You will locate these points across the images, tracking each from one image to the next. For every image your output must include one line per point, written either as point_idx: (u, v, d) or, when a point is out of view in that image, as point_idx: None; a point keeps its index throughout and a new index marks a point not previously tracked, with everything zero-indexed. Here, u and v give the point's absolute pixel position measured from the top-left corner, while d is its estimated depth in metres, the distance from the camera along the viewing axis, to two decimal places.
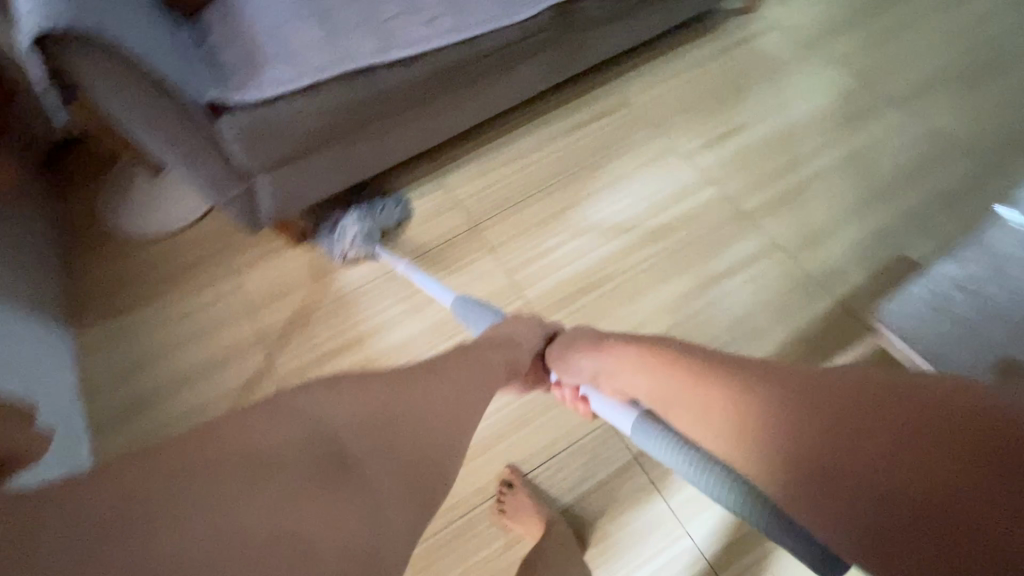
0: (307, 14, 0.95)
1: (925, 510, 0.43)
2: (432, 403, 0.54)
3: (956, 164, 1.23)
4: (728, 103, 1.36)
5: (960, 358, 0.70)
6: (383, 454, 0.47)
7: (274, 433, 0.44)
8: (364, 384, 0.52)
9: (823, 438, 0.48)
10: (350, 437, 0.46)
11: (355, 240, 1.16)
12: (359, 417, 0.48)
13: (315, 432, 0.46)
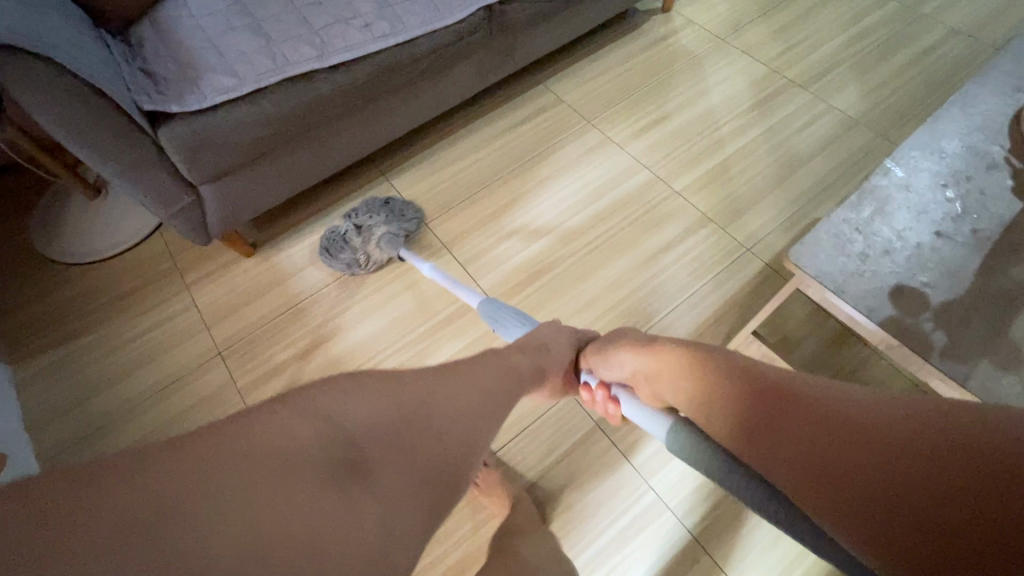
0: (243, 24, 0.98)
1: (933, 514, 0.40)
2: (452, 401, 0.55)
3: (865, 139, 1.36)
4: (655, 93, 1.48)
5: (867, 287, 0.72)
6: (404, 456, 0.46)
7: (294, 434, 0.42)
8: (393, 382, 0.52)
9: (816, 445, 0.46)
10: (369, 440, 0.45)
11: (380, 247, 1.16)
12: (383, 418, 0.47)
13: (331, 438, 0.43)
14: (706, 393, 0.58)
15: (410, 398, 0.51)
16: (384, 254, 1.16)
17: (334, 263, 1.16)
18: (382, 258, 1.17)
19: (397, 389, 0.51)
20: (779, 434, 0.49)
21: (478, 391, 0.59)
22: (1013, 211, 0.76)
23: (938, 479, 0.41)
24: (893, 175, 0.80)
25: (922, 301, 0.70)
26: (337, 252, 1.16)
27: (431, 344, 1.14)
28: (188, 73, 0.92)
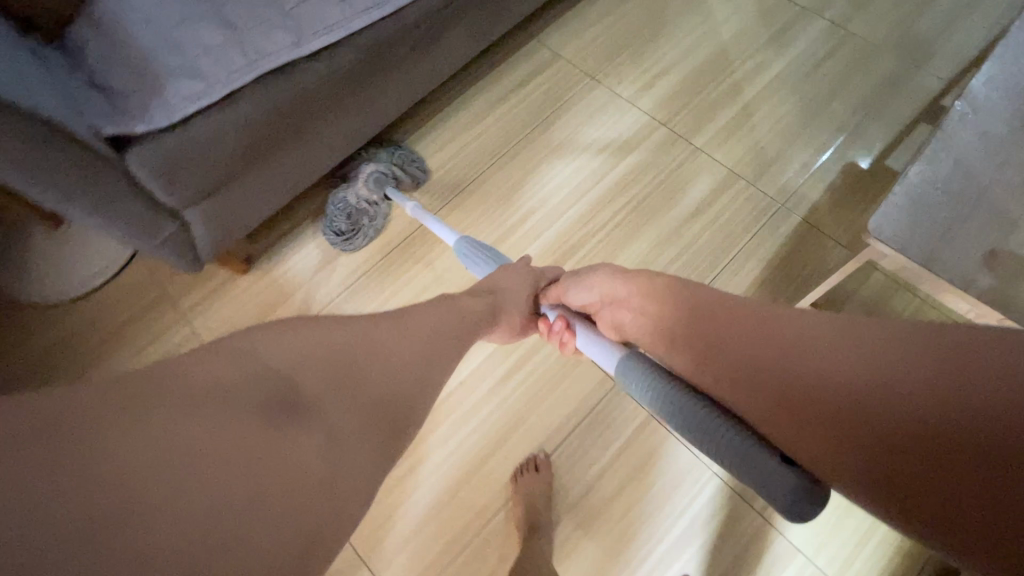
0: (201, 12, 0.82)
1: (893, 430, 0.45)
2: (405, 343, 0.59)
3: (886, 67, 1.27)
4: (655, 35, 1.34)
5: (958, 255, 0.65)
6: (338, 386, 0.48)
7: (231, 371, 0.45)
8: (325, 325, 0.54)
9: (788, 393, 0.51)
10: (301, 376, 0.46)
11: (367, 186, 1.10)
12: (310, 355, 0.49)
13: (260, 372, 0.45)
14: (661, 319, 0.70)
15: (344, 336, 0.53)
16: (370, 191, 1.10)
17: (331, 224, 1.10)
18: (374, 200, 1.11)
19: (329, 331, 0.53)
20: (752, 386, 0.54)
21: (426, 333, 0.64)
22: None
23: (901, 399, 0.46)
24: (970, 120, 0.71)
25: (1019, 265, 0.64)
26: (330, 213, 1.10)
27: None
28: (148, 81, 0.77)
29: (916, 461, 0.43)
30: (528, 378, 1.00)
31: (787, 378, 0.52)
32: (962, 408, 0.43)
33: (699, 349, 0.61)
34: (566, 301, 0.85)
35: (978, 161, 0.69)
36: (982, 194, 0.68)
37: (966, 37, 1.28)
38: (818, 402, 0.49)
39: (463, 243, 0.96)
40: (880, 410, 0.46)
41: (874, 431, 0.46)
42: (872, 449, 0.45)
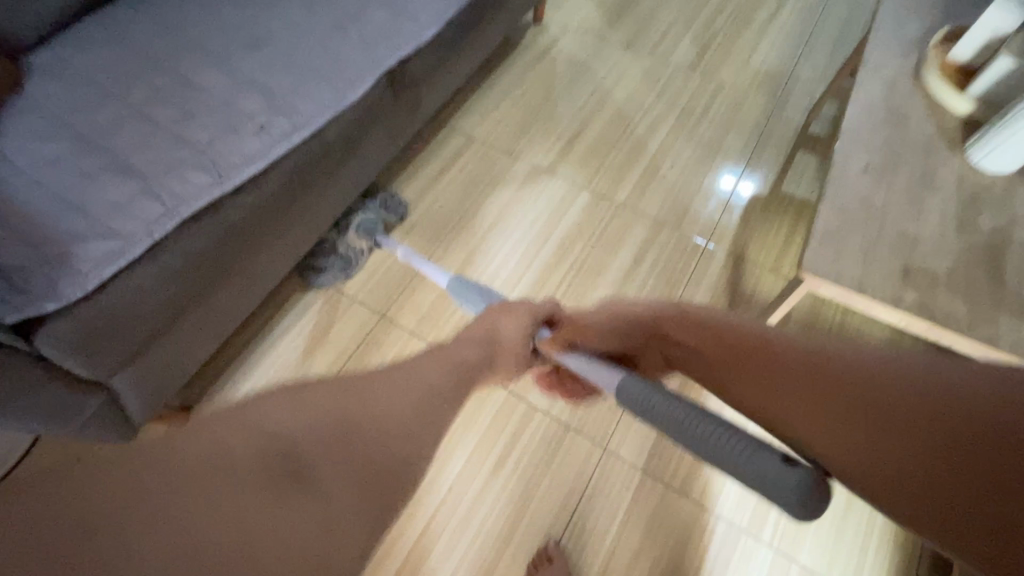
0: (101, 166, 0.76)
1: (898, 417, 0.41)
2: (409, 385, 0.46)
3: (759, 107, 1.45)
4: (558, 107, 1.44)
5: (880, 277, 0.73)
6: (347, 460, 0.37)
7: (240, 435, 0.37)
8: (336, 385, 0.43)
9: (780, 372, 0.44)
10: (308, 448, 0.37)
11: (357, 235, 1.16)
12: (321, 428, 0.38)
13: (264, 442, 0.37)
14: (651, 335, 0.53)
15: (351, 401, 0.41)
16: (361, 240, 1.15)
17: (320, 271, 1.13)
18: (362, 247, 1.16)
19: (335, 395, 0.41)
20: (763, 384, 0.44)
21: (439, 373, 0.49)
22: (955, 166, 0.83)
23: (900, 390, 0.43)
24: (851, 158, 0.84)
25: (930, 276, 0.73)
26: (325, 265, 1.13)
27: (444, 449, 0.99)
28: (51, 252, 0.69)
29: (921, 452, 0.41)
30: (520, 464, 0.98)
31: (773, 357, 0.45)
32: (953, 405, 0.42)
33: (703, 350, 0.49)
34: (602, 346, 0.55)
35: (868, 193, 0.80)
36: (882, 220, 0.78)
37: (810, 73, 1.51)
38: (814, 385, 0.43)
39: (454, 283, 0.89)
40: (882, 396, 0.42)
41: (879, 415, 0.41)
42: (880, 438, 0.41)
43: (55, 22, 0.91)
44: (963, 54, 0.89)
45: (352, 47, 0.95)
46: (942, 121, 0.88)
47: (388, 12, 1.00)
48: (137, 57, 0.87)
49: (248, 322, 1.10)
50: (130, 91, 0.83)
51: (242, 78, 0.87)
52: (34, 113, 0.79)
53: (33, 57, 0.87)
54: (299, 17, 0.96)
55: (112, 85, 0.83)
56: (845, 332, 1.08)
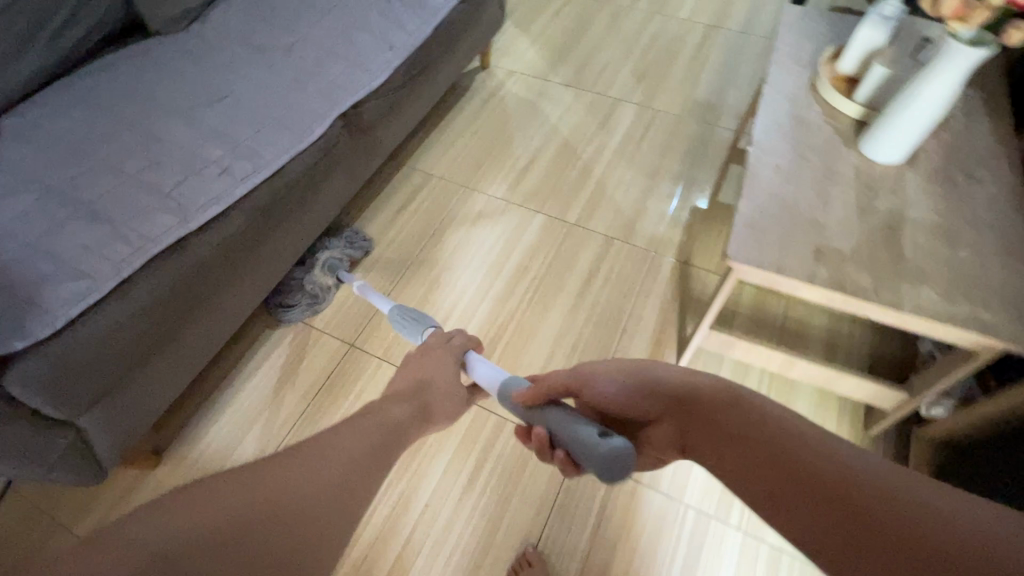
0: (71, 214, 0.81)
1: (834, 486, 0.40)
2: (312, 475, 0.48)
3: (692, 129, 1.58)
4: (509, 142, 1.55)
5: (795, 258, 0.82)
6: (250, 559, 0.39)
7: (120, 551, 0.37)
8: (231, 483, 0.44)
9: (728, 424, 0.49)
10: (189, 565, 0.37)
11: (323, 272, 1.19)
12: (207, 540, 0.39)
13: (145, 561, 0.37)
14: (661, 408, 0.57)
15: (247, 500, 0.43)
16: (326, 276, 1.19)
17: (287, 306, 1.17)
18: (327, 284, 1.19)
19: (230, 497, 0.42)
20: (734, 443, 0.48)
21: (343, 460, 0.52)
22: (853, 160, 0.94)
23: (851, 468, 0.41)
24: (762, 160, 0.94)
25: (838, 255, 0.82)
26: (293, 300, 1.17)
27: (417, 468, 1.01)
28: (20, 294, 0.72)
29: (828, 501, 0.40)
30: (493, 476, 1.00)
31: (728, 407, 0.50)
32: (919, 510, 0.37)
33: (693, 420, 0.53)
34: (617, 403, 0.61)
35: (779, 188, 0.90)
36: (793, 210, 0.87)
37: (735, 98, 1.66)
38: (755, 433, 0.46)
39: (396, 311, 0.96)
40: (825, 466, 0.41)
41: (801, 474, 0.42)
42: (793, 492, 0.42)
43: (25, 90, 0.98)
44: (847, 66, 1.03)
45: (309, 95, 1.04)
46: (838, 124, 1.00)
47: (342, 64, 1.10)
48: (105, 116, 0.93)
49: (216, 362, 1.13)
50: (98, 147, 0.88)
51: (205, 128, 0.94)
52: (4, 172, 0.84)
53: (4, 122, 0.92)
54: (258, 73, 1.04)
55: (81, 143, 0.89)
56: (788, 322, 1.15)
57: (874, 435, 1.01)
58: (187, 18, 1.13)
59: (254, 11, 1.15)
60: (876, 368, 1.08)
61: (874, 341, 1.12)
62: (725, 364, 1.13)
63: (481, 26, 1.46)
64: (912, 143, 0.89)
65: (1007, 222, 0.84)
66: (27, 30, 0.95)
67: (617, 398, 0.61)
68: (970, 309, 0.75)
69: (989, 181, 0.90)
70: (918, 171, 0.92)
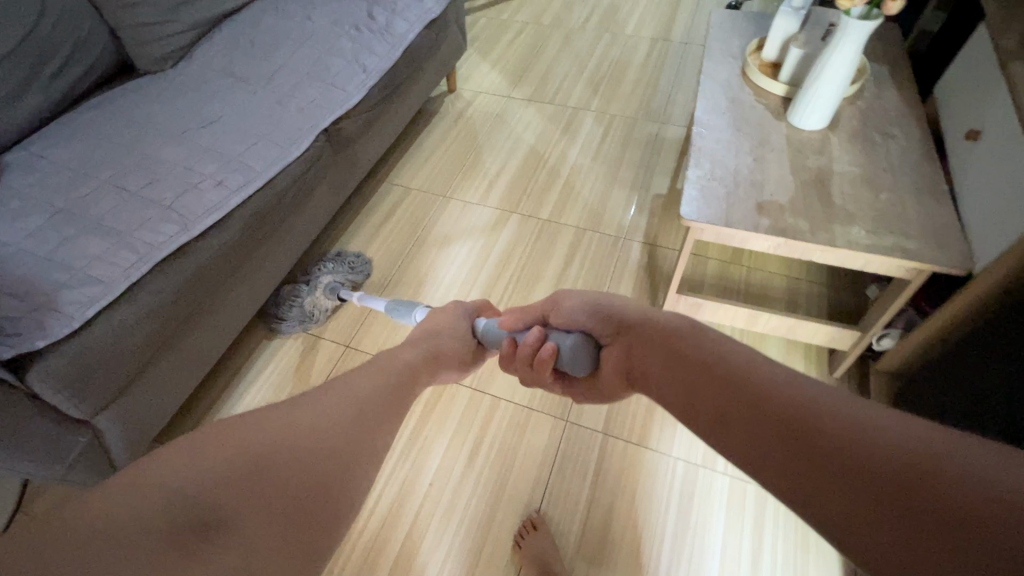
0: (79, 229, 0.87)
1: (773, 403, 0.36)
2: (326, 416, 0.48)
3: (647, 128, 1.72)
4: (480, 153, 1.67)
5: (741, 212, 0.92)
6: (265, 499, 0.38)
7: (144, 490, 0.36)
8: (235, 433, 0.42)
9: (687, 356, 0.44)
10: (214, 498, 0.37)
11: (324, 294, 1.25)
12: (230, 476, 0.38)
13: (171, 499, 0.36)
14: (613, 326, 0.60)
15: (265, 442, 0.42)
16: (326, 299, 1.24)
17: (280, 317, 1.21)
18: (327, 305, 1.24)
19: (246, 438, 0.42)
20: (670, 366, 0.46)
21: (355, 401, 0.52)
22: (784, 130, 1.07)
23: (793, 391, 0.36)
24: (704, 136, 1.06)
25: (777, 206, 0.92)
26: (287, 312, 1.21)
27: (419, 452, 1.06)
28: (39, 299, 0.78)
29: (745, 400, 0.37)
30: (492, 449, 1.06)
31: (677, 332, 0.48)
32: (839, 413, 0.33)
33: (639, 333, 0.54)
34: (578, 322, 0.66)
35: (721, 157, 1.01)
36: (735, 173, 0.98)
37: (683, 99, 1.82)
38: (714, 366, 0.41)
39: (390, 303, 1.04)
40: (787, 399, 0.35)
41: (761, 411, 0.36)
42: (748, 430, 0.36)
43: (24, 130, 1.05)
44: (769, 54, 1.18)
45: (292, 114, 1.13)
46: (768, 102, 1.13)
47: (320, 86, 1.20)
48: (103, 144, 1.01)
49: (215, 373, 1.18)
50: (101, 170, 0.96)
51: (198, 147, 1.02)
52: (13, 198, 0.91)
53: (8, 156, 1.00)
54: (243, 98, 1.14)
55: (83, 168, 0.96)
56: (749, 286, 1.26)
57: (838, 376, 1.10)
58: (175, 56, 1.22)
59: (235, 46, 1.25)
60: (834, 317, 1.18)
61: (829, 294, 1.23)
62: None
63: (445, 50, 1.60)
64: (831, 109, 1.02)
65: (919, 168, 0.97)
66: (27, 74, 1.03)
67: (576, 319, 0.66)
68: (894, 239, 0.86)
69: (900, 137, 1.03)
70: (840, 134, 1.04)
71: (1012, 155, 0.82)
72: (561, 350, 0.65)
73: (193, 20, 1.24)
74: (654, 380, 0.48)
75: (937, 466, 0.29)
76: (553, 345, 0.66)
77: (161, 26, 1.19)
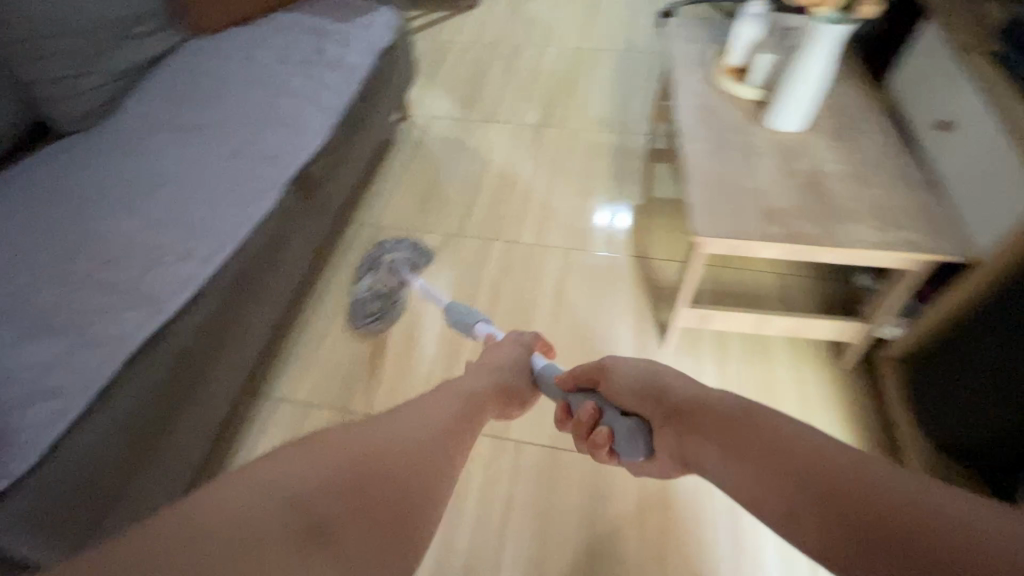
0: (23, 331, 0.73)
1: (852, 492, 0.37)
2: (417, 430, 0.48)
3: (609, 139, 1.73)
4: (448, 181, 1.60)
5: (750, 221, 0.92)
6: (380, 509, 0.39)
7: (274, 485, 0.36)
8: (350, 435, 0.43)
9: (737, 433, 0.46)
10: (333, 502, 0.37)
11: (389, 274, 1.31)
12: (347, 481, 0.39)
13: (299, 495, 0.36)
14: (664, 402, 0.58)
15: (380, 448, 0.43)
16: (393, 279, 1.31)
17: (361, 313, 1.24)
18: (397, 284, 1.31)
19: (360, 443, 0.42)
20: (719, 437, 0.47)
21: (441, 419, 0.53)
22: (765, 134, 1.08)
23: (866, 478, 0.38)
24: (693, 148, 1.05)
25: (782, 212, 0.93)
26: (367, 307, 1.25)
27: (449, 519, 0.98)
28: None
29: (819, 488, 0.39)
30: (528, 500, 1.00)
31: (720, 412, 0.50)
32: (923, 504, 0.35)
33: (691, 408, 0.53)
34: (632, 405, 0.64)
35: (714, 166, 1.01)
36: (732, 182, 0.98)
37: (637, 106, 1.85)
38: (769, 443, 0.43)
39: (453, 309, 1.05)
40: (860, 482, 0.37)
41: (818, 484, 0.39)
42: (833, 519, 0.37)
43: None
44: (735, 59, 1.19)
45: (253, 164, 1.02)
46: (742, 107, 1.15)
47: (278, 129, 1.09)
48: (35, 221, 0.86)
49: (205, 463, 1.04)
50: (37, 255, 0.81)
51: (153, 215, 0.89)
52: None
53: None
54: (194, 151, 1.01)
55: (15, 254, 0.81)
56: (744, 287, 1.27)
57: (845, 368, 1.15)
58: (103, 110, 1.09)
59: (172, 93, 1.12)
60: (829, 308, 1.22)
61: (819, 286, 1.26)
62: (703, 338, 1.22)
63: (398, 78, 1.52)
64: (808, 114, 1.05)
65: (897, 159, 1.01)
66: None
67: (632, 395, 0.64)
68: (898, 233, 0.88)
69: (872, 131, 1.07)
70: (817, 134, 1.07)
71: (989, 144, 0.87)
72: (617, 435, 0.63)
73: (115, 69, 1.11)
74: (704, 461, 0.49)
75: (956, 523, 0.33)
76: (610, 429, 0.64)
77: (77, 80, 1.05)
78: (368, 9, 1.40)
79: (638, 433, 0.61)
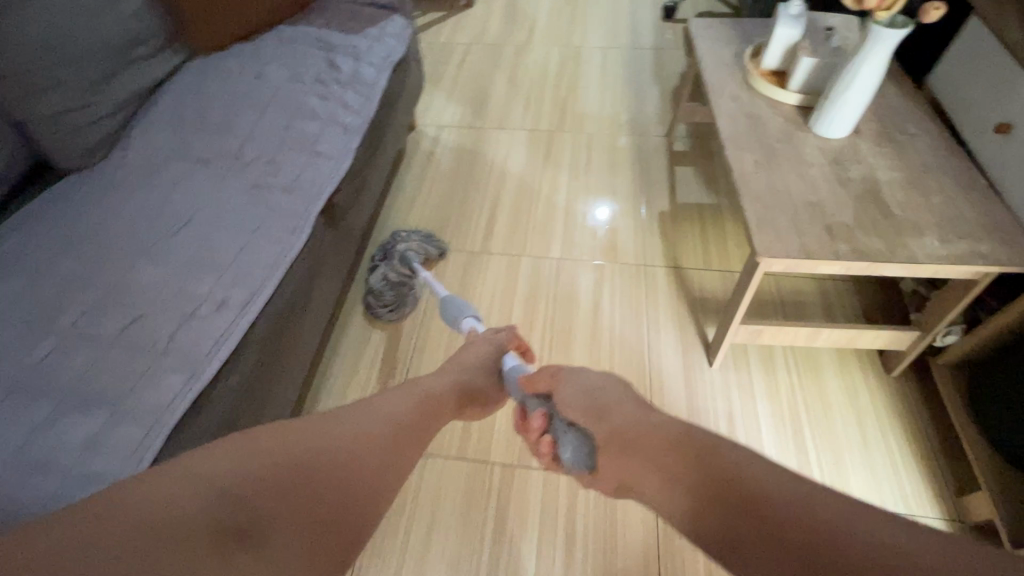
0: (55, 409, 0.66)
1: (780, 525, 0.41)
2: (358, 436, 0.53)
3: (627, 143, 1.67)
4: (466, 194, 1.54)
5: (813, 239, 0.88)
6: (305, 512, 0.45)
7: (204, 485, 0.43)
8: (285, 440, 0.49)
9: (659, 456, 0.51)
10: (260, 502, 0.43)
11: (400, 264, 1.22)
12: (277, 483, 0.45)
13: (227, 494, 0.43)
14: (607, 412, 0.59)
15: (315, 454, 0.49)
16: (403, 267, 1.21)
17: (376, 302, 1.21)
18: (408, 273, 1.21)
19: (294, 451, 0.48)
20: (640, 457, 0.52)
21: (386, 423, 0.57)
22: (812, 141, 1.04)
23: (798, 510, 0.41)
24: (741, 160, 1.01)
25: (845, 227, 0.89)
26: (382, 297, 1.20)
27: (511, 560, 0.95)
28: None
29: (744, 517, 0.43)
30: (589, 536, 0.96)
31: (649, 433, 0.54)
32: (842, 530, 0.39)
33: (624, 426, 0.56)
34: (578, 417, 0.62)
35: (766, 180, 0.97)
36: (788, 196, 0.94)
37: (652, 106, 1.79)
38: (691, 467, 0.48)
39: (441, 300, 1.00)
40: (786, 509, 0.42)
41: (747, 513, 0.43)
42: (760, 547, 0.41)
43: None
44: (771, 62, 1.16)
45: (277, 197, 0.95)
46: (784, 113, 1.11)
47: (299, 155, 1.02)
48: (50, 278, 0.79)
49: None
50: (58, 318, 0.74)
51: (179, 261, 0.82)
52: None
53: None
54: (213, 186, 0.93)
55: (32, 319, 0.74)
56: (786, 296, 1.24)
57: (894, 374, 1.12)
58: (107, 142, 1.01)
59: (180, 122, 1.04)
60: (874, 317, 1.19)
61: (861, 292, 1.24)
62: (750, 353, 1.19)
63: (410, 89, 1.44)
64: (850, 123, 1.02)
65: (953, 164, 0.98)
66: None
67: (576, 405, 0.62)
68: (966, 245, 0.85)
69: (921, 134, 1.04)
70: (865, 139, 1.04)
71: None
72: (562, 447, 0.62)
73: (117, 98, 1.02)
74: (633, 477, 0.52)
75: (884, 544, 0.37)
76: (553, 438, 0.64)
77: (79, 112, 0.96)
78: (378, 18, 1.32)
79: (583, 449, 0.61)
